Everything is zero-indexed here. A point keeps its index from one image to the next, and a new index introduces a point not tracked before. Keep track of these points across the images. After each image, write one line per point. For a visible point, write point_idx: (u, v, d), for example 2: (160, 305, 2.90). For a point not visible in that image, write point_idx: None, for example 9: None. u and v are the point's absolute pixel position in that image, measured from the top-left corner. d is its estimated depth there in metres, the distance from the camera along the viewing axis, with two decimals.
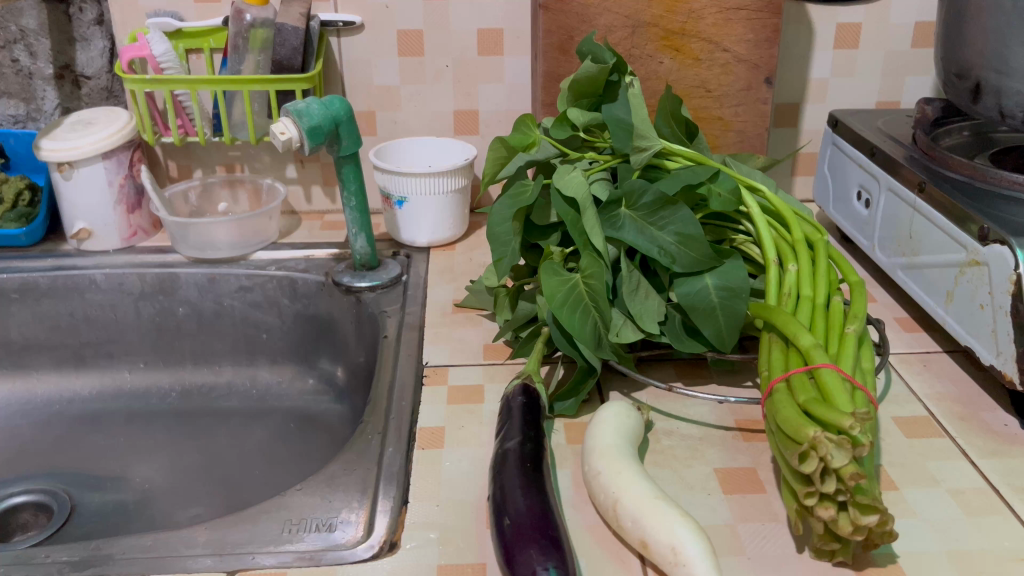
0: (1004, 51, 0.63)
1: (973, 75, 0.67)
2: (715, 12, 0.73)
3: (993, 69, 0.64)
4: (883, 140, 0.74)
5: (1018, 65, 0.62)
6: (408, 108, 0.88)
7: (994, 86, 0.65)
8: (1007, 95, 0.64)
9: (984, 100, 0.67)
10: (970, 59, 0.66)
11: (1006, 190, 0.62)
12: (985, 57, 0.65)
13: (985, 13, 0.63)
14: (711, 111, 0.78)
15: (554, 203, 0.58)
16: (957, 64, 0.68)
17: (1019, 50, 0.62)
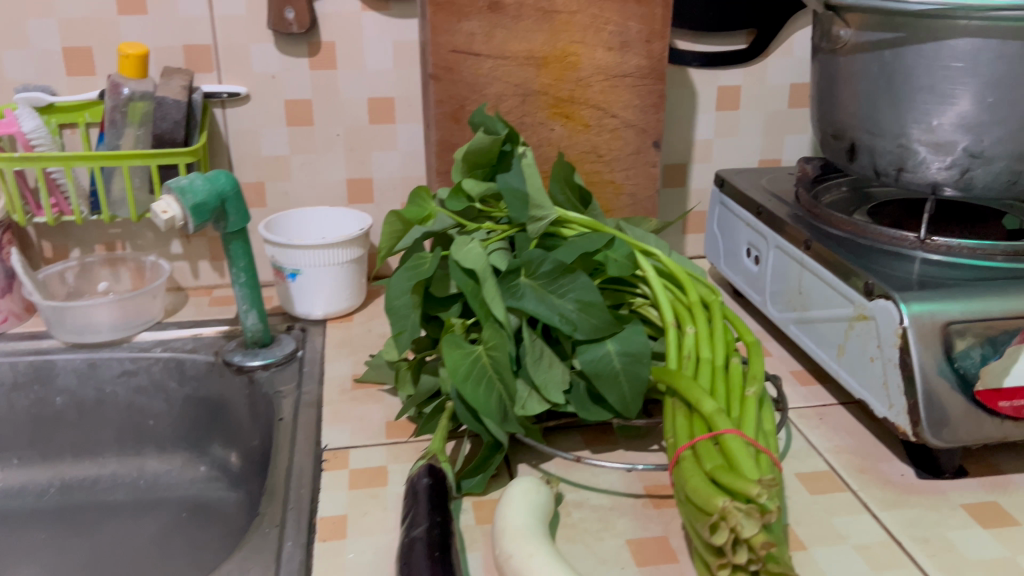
0: (873, 113, 0.66)
1: (844, 137, 0.70)
2: (602, 80, 0.75)
3: (866, 130, 0.67)
4: (767, 199, 0.77)
5: (888, 125, 0.65)
6: (298, 178, 0.86)
7: (867, 146, 0.68)
8: (878, 156, 0.67)
9: (859, 160, 0.69)
10: (844, 121, 0.69)
11: (885, 246, 0.67)
12: (857, 118, 0.68)
13: (855, 78, 0.67)
14: (603, 175, 0.79)
15: (453, 275, 0.57)
16: (830, 127, 0.71)
17: (888, 112, 0.65)
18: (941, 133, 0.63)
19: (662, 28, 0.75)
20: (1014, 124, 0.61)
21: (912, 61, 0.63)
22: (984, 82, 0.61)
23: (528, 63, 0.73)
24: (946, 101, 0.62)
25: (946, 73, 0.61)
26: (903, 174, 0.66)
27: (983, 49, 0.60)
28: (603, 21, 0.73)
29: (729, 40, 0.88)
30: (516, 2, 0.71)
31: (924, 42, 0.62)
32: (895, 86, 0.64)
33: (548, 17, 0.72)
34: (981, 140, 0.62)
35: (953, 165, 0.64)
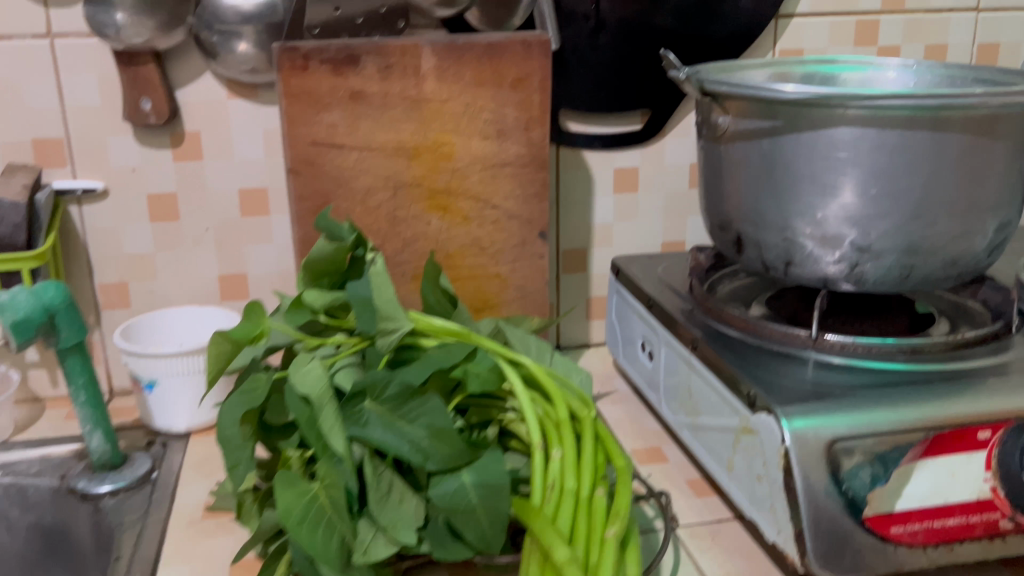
0: (757, 205, 0.62)
1: (730, 230, 0.66)
2: (480, 169, 0.71)
3: (750, 222, 0.63)
4: (660, 290, 0.73)
5: (772, 218, 0.61)
6: (166, 276, 0.80)
7: (753, 239, 0.64)
8: (766, 250, 0.63)
9: (747, 254, 0.65)
10: (728, 212, 0.65)
11: (775, 345, 0.63)
12: (741, 210, 0.64)
13: (736, 168, 0.63)
14: (487, 268, 0.73)
15: (288, 401, 0.51)
16: (716, 218, 0.67)
17: (771, 204, 0.61)
18: (826, 226, 0.59)
19: (541, 115, 0.71)
20: (901, 217, 0.57)
21: (792, 152, 0.59)
22: (866, 173, 0.57)
23: (398, 155, 0.68)
24: (828, 193, 0.58)
25: (825, 163, 0.58)
26: (792, 269, 0.62)
27: (862, 138, 0.56)
28: (477, 109, 0.69)
29: (625, 121, 0.85)
30: (380, 90, 0.66)
31: (802, 131, 0.58)
32: (776, 178, 0.60)
33: (417, 105, 0.68)
34: (868, 233, 0.58)
35: (842, 260, 0.60)
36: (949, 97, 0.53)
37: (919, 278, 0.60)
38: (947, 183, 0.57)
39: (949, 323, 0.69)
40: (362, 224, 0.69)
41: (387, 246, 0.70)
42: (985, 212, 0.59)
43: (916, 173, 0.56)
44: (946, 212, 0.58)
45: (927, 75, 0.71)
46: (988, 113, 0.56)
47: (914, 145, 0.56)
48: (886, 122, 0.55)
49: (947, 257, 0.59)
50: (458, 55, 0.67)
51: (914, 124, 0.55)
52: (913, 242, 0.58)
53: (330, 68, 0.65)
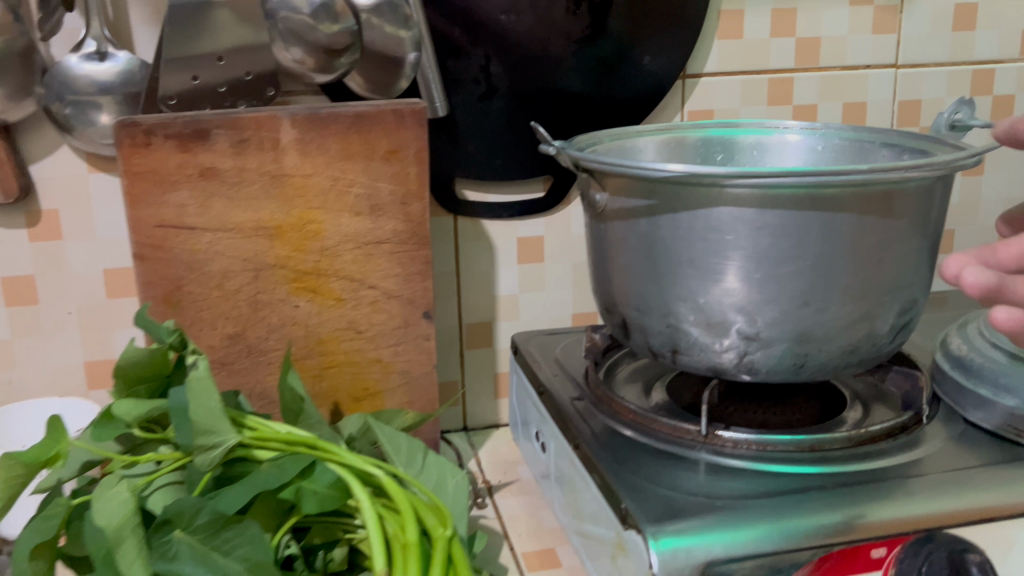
0: (639, 288, 0.57)
1: (617, 312, 0.60)
2: (353, 247, 0.65)
3: (634, 306, 0.58)
4: (554, 374, 0.68)
5: (654, 303, 0.56)
6: (25, 363, 0.74)
7: (638, 324, 0.58)
8: (652, 337, 0.58)
9: (633, 339, 0.60)
10: (613, 294, 0.60)
11: (663, 441, 0.58)
12: (625, 293, 0.58)
13: (617, 247, 0.58)
14: (366, 352, 0.67)
15: (86, 533, 0.45)
16: (604, 299, 0.62)
17: (652, 288, 0.56)
18: (710, 313, 0.54)
19: (419, 188, 0.65)
20: (789, 303, 0.52)
21: (669, 233, 0.54)
22: (748, 257, 0.52)
23: (257, 234, 0.63)
24: (710, 277, 0.53)
25: (704, 245, 0.52)
26: (680, 357, 0.57)
27: (742, 219, 0.51)
28: (345, 183, 0.63)
29: (526, 187, 0.80)
30: (234, 166, 0.61)
31: (679, 210, 0.53)
32: (656, 260, 0.55)
33: (277, 181, 0.62)
34: (754, 321, 0.53)
35: (730, 349, 0.54)
36: (829, 176, 0.47)
37: (816, 367, 0.54)
38: (838, 266, 0.51)
39: (863, 407, 0.64)
40: (221, 310, 0.63)
41: (250, 333, 0.64)
42: (885, 294, 0.53)
43: (802, 256, 0.51)
44: (840, 296, 0.52)
45: (835, 138, 0.66)
46: (880, 188, 0.50)
47: (799, 226, 0.50)
48: (767, 202, 0.50)
49: (844, 343, 0.54)
50: (322, 126, 0.62)
51: (797, 203, 0.50)
52: (804, 329, 0.53)
53: (176, 144, 0.60)
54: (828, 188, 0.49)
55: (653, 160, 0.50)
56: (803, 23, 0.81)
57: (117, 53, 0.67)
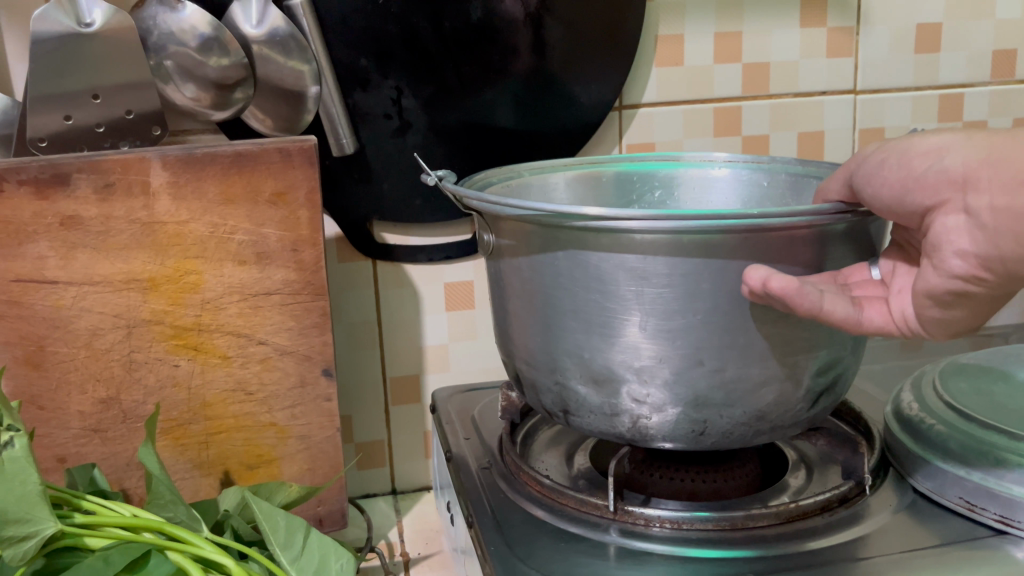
0: (529, 338, 0.51)
1: (512, 362, 0.54)
2: (238, 300, 0.59)
3: (525, 360, 0.52)
4: (467, 438, 0.62)
5: (541, 357, 0.50)
6: None
7: (530, 380, 0.53)
8: (544, 393, 0.52)
9: (529, 396, 0.54)
10: (507, 345, 0.54)
11: (570, 517, 0.51)
12: (516, 346, 0.53)
13: (505, 293, 0.52)
14: (258, 415, 0.61)
15: None
16: (502, 345, 0.56)
17: (538, 340, 0.50)
18: (595, 370, 0.47)
19: (312, 233, 0.59)
20: (680, 363, 0.45)
21: (550, 280, 0.47)
22: (633, 310, 0.45)
23: (130, 288, 0.57)
24: (593, 331, 0.47)
25: (585, 296, 0.46)
26: (572, 417, 0.50)
27: (624, 267, 0.44)
28: (226, 230, 0.58)
29: (452, 229, 0.74)
30: (99, 214, 0.55)
31: (558, 254, 0.46)
32: (540, 309, 0.49)
33: (150, 229, 0.56)
34: (643, 381, 0.46)
35: (619, 409, 0.48)
36: (714, 222, 0.40)
37: (718, 434, 0.48)
38: (751, 321, 0.44)
39: (807, 473, 0.57)
40: (91, 371, 0.58)
41: (124, 397, 0.58)
42: (804, 351, 0.46)
43: (692, 309, 0.44)
44: (741, 357, 0.45)
45: (781, 173, 0.58)
46: (800, 231, 0.42)
47: (692, 276, 0.43)
48: (652, 249, 0.43)
49: (750, 409, 0.47)
50: (198, 168, 0.56)
51: (686, 251, 0.43)
52: (699, 394, 0.46)
53: (32, 190, 0.54)
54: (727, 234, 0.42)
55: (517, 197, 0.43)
56: (750, 47, 0.75)
57: None
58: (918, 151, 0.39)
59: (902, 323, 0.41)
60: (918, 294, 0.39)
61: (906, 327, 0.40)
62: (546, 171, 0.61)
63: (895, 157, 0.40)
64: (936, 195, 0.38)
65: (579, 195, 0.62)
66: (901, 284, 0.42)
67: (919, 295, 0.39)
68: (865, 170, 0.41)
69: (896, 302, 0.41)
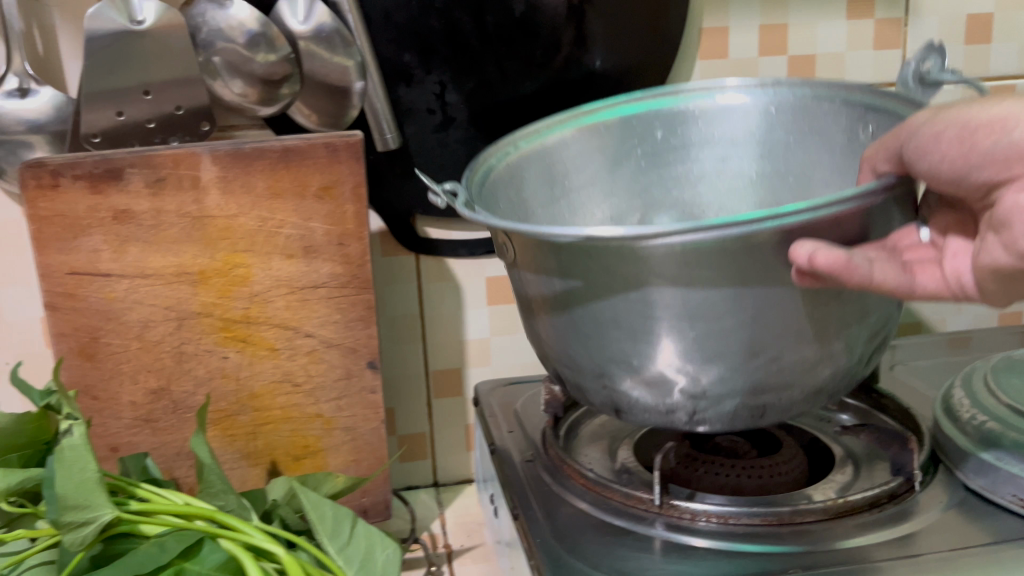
0: (568, 349, 0.49)
1: (547, 364, 0.52)
2: (285, 293, 0.60)
3: (561, 364, 0.51)
4: (510, 431, 0.62)
5: (582, 364, 0.49)
6: None
7: (569, 382, 0.51)
8: (591, 394, 0.50)
9: (567, 392, 0.52)
10: (539, 345, 0.52)
11: (616, 511, 0.51)
12: (549, 348, 0.51)
13: (532, 297, 0.49)
14: (304, 407, 0.62)
15: None
16: (534, 349, 0.53)
17: (575, 349, 0.48)
18: (648, 374, 0.46)
19: (358, 227, 0.59)
20: (736, 356, 0.44)
21: (586, 291, 0.45)
22: (681, 313, 0.43)
23: (180, 281, 0.58)
24: (640, 338, 0.45)
25: (629, 303, 0.44)
26: (625, 415, 0.49)
27: (667, 273, 0.42)
28: (275, 224, 0.58)
29: None
30: (150, 208, 0.56)
31: (591, 267, 0.44)
32: (576, 320, 0.47)
33: (199, 223, 0.57)
34: (697, 380, 0.45)
35: (675, 406, 0.47)
36: (762, 222, 0.39)
37: (776, 412, 0.47)
38: (807, 303, 0.43)
39: (854, 468, 0.56)
40: (143, 363, 0.59)
41: (174, 387, 0.60)
42: (851, 327, 0.45)
43: (743, 304, 0.42)
44: (796, 341, 0.44)
45: (789, 98, 0.54)
46: (846, 213, 0.40)
47: (739, 275, 0.42)
48: (694, 256, 0.41)
49: (805, 385, 0.46)
50: (247, 162, 0.57)
51: (731, 253, 0.41)
52: (757, 381, 0.45)
53: (86, 185, 0.55)
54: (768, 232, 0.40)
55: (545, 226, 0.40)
56: (795, 40, 0.74)
57: (40, 88, 0.63)
58: (981, 121, 0.35)
59: (957, 287, 0.39)
60: (978, 267, 0.37)
61: (960, 293, 0.39)
62: (544, 132, 0.56)
63: (956, 129, 0.36)
64: (1004, 171, 0.34)
65: (586, 147, 0.57)
66: (955, 245, 0.40)
67: (978, 269, 0.37)
68: (922, 142, 0.38)
69: (949, 265, 0.39)
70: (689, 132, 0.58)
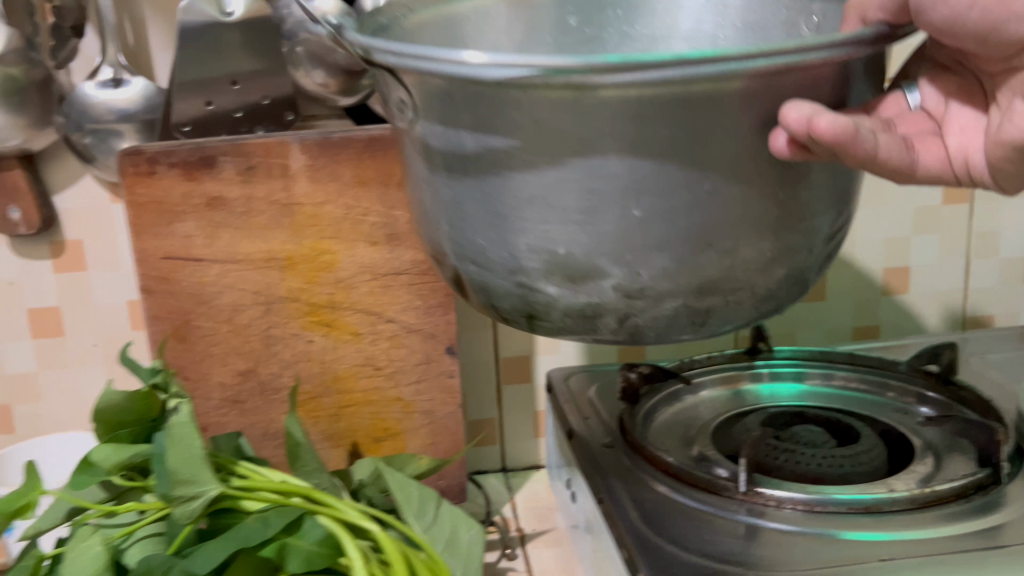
0: (473, 229, 0.38)
1: (447, 262, 0.41)
2: (369, 279, 0.61)
3: (468, 260, 0.39)
4: (586, 417, 0.62)
5: (499, 257, 0.38)
6: (52, 397, 0.73)
7: (476, 284, 0.40)
8: (498, 298, 0.40)
9: (472, 301, 0.42)
10: (431, 242, 0.41)
11: (699, 496, 0.52)
12: (450, 241, 0.39)
13: (425, 177, 0.39)
14: (385, 390, 0.63)
15: None
16: (429, 234, 0.41)
17: (497, 232, 0.37)
18: (573, 265, 0.36)
19: None
20: (682, 246, 0.35)
21: (501, 159, 0.35)
22: (618, 186, 0.34)
23: (269, 266, 0.60)
24: (568, 219, 0.35)
25: (571, 160, 0.34)
26: (537, 323, 0.40)
27: (608, 134, 0.33)
28: (360, 211, 0.60)
29: None
30: (242, 195, 0.58)
31: (521, 116, 0.33)
32: (488, 194, 0.36)
33: (288, 211, 0.59)
34: (638, 275, 0.36)
35: (604, 308, 0.37)
36: (741, 61, 0.30)
37: (720, 319, 0.38)
38: (764, 173, 0.35)
39: (936, 456, 0.56)
40: (232, 345, 0.61)
41: (261, 369, 0.61)
42: (811, 214, 0.37)
43: (692, 176, 0.34)
44: (754, 230, 0.36)
45: None
46: (823, 67, 0.33)
47: (694, 137, 0.33)
48: (647, 107, 0.32)
49: (758, 286, 0.38)
50: (335, 151, 0.58)
51: (688, 105, 0.32)
52: (706, 277, 0.36)
53: (181, 172, 0.57)
54: (740, 78, 0.32)
55: (472, 54, 0.31)
56: None
57: (132, 79, 0.65)
58: None
59: (962, 166, 0.37)
60: (1002, 142, 0.35)
61: (966, 171, 0.37)
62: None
63: None
64: None
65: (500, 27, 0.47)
66: (959, 121, 0.38)
67: (1007, 143, 0.35)
68: None
69: (953, 142, 0.37)
70: (609, 23, 0.48)
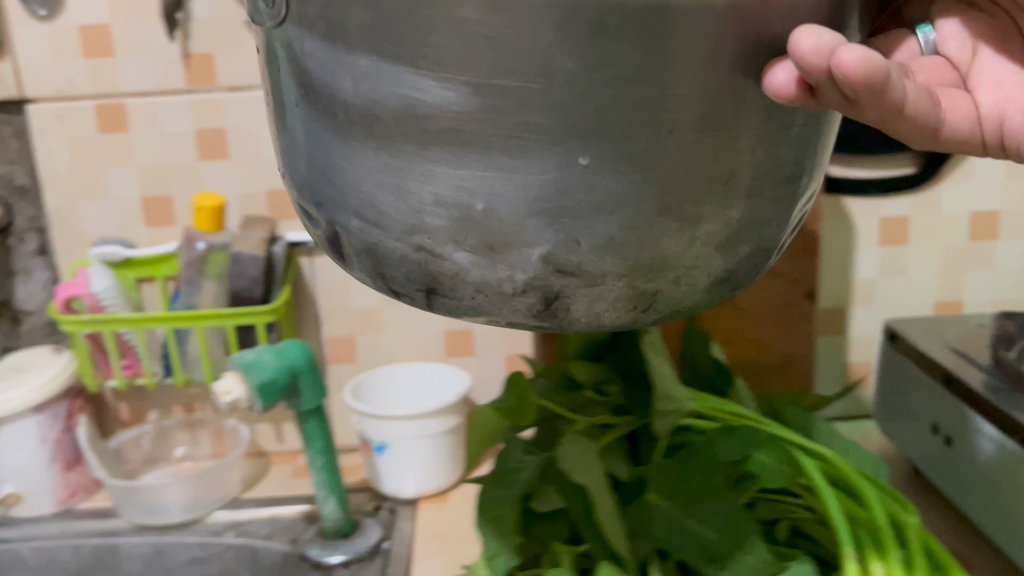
0: (362, 168, 0.29)
1: (325, 214, 0.32)
2: None
3: (352, 212, 0.31)
4: (954, 360, 0.63)
5: (392, 207, 0.29)
6: (392, 330, 0.77)
7: (359, 243, 0.31)
8: (387, 265, 0.31)
9: (352, 265, 0.33)
10: (305, 185, 0.33)
11: None
12: (330, 186, 0.31)
13: (301, 101, 0.30)
14: (744, 332, 0.65)
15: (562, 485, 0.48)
16: (300, 176, 0.33)
17: (389, 171, 0.28)
18: (492, 227, 0.28)
19: None
20: (641, 207, 0.27)
21: (394, 74, 0.26)
22: (554, 118, 0.26)
23: None
24: (485, 160, 0.27)
25: (499, 84, 0.25)
26: (439, 300, 0.31)
27: (550, 51, 0.25)
28: None
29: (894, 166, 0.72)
30: None
31: (437, 20, 0.25)
32: (380, 118, 0.27)
33: None
34: (570, 244, 0.28)
35: (531, 285, 0.29)
36: None
37: (667, 308, 0.31)
38: (743, 116, 0.27)
39: None
40: None
41: None
42: (787, 174, 0.30)
43: (645, 112, 0.26)
44: (724, 193, 0.28)
45: None
46: None
47: (664, 58, 0.25)
48: (606, 14, 0.24)
49: (718, 268, 0.30)
50: None
51: (660, 19, 0.24)
52: (658, 251, 0.28)
53: None
54: None
55: None
56: None
57: None
58: None
59: (988, 122, 0.35)
60: None
61: (996, 127, 0.35)
62: None
63: None
64: None
65: None
66: (985, 77, 0.37)
67: None
68: None
69: (987, 99, 0.36)
70: None
